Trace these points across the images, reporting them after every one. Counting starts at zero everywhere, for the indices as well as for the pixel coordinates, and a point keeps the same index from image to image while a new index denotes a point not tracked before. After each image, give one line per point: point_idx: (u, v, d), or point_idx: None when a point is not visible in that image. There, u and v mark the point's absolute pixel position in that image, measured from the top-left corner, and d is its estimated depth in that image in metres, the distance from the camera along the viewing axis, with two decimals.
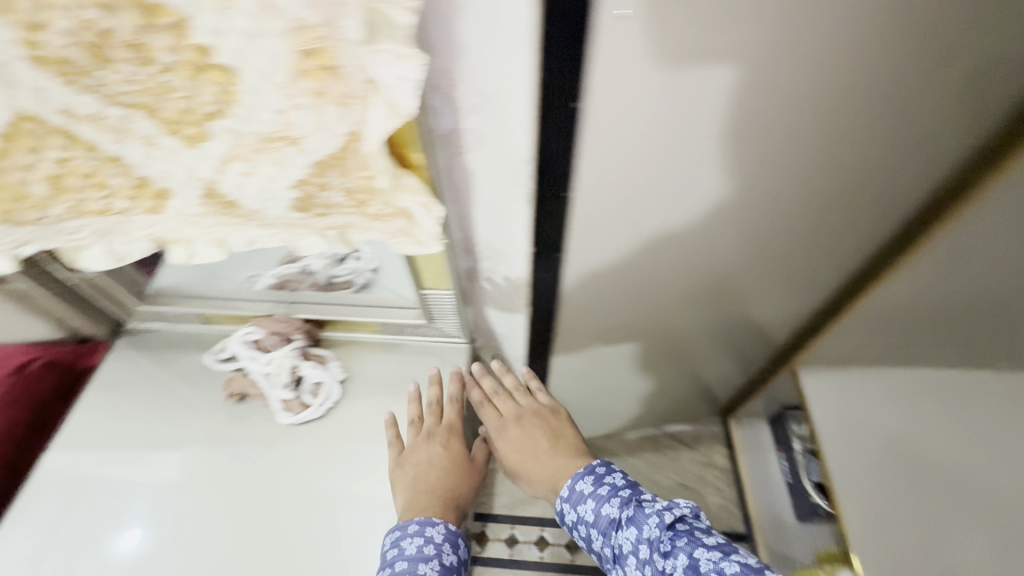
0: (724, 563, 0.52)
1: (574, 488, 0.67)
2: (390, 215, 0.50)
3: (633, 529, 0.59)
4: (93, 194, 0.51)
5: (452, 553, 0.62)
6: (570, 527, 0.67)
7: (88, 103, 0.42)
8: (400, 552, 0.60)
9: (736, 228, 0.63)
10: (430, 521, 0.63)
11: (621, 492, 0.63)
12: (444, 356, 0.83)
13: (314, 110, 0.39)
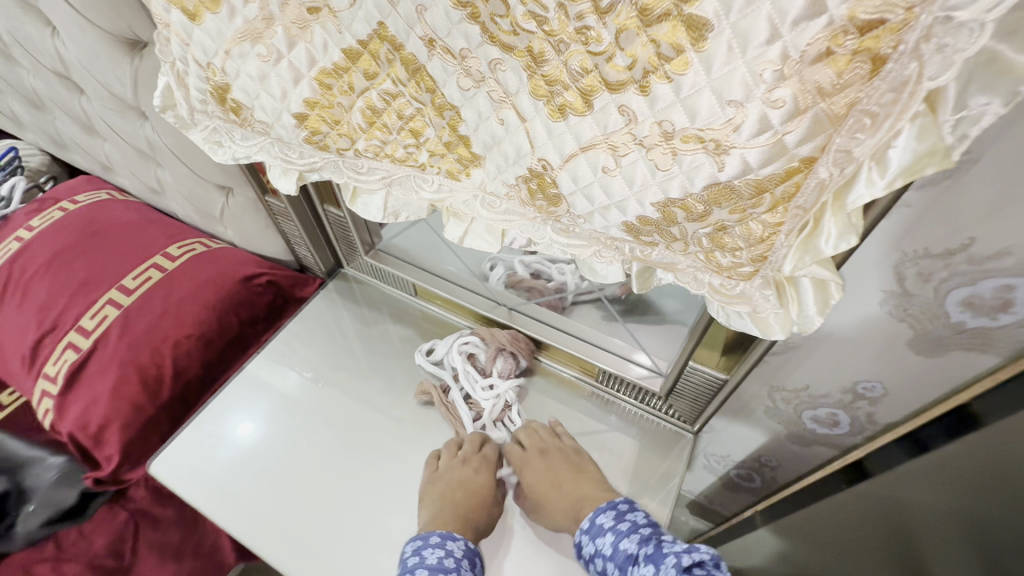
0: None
1: (595, 519, 0.53)
2: (744, 276, 0.36)
3: (649, 568, 0.45)
4: (403, 139, 0.44)
5: (469, 572, 0.52)
6: (587, 564, 0.53)
7: (468, 37, 0.34)
8: (419, 560, 0.51)
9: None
10: (451, 535, 0.54)
11: (640, 530, 0.50)
12: (654, 435, 0.66)
13: (785, 121, 0.26)
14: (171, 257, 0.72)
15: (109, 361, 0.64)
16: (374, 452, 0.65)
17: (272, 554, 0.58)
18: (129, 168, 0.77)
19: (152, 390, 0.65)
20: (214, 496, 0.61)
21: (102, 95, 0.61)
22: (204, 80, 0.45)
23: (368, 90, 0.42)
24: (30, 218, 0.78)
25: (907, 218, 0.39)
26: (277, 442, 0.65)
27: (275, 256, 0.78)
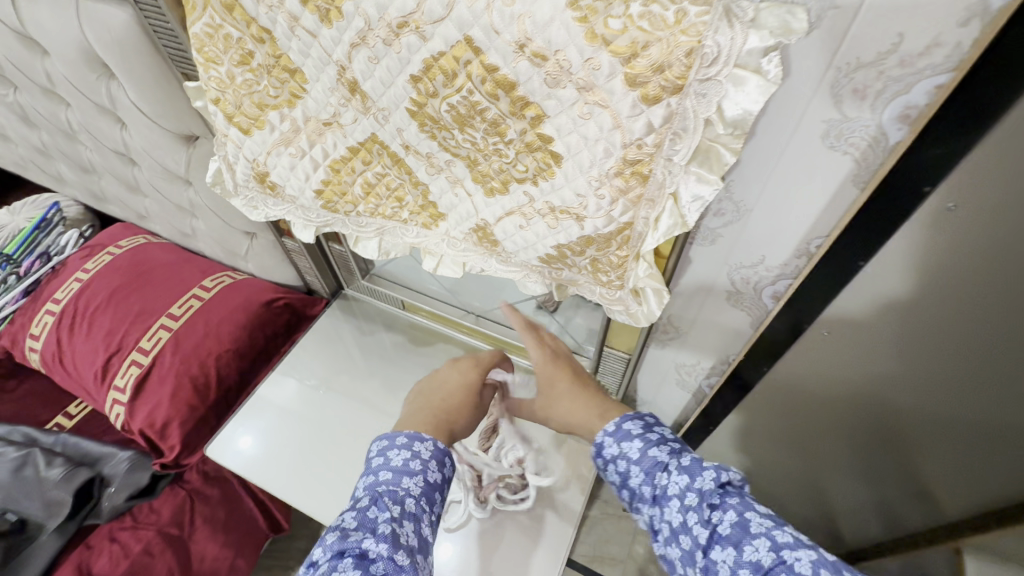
0: (790, 557, 0.44)
1: (622, 426, 0.62)
2: (617, 288, 0.56)
3: (684, 477, 0.53)
4: (390, 203, 0.64)
5: (436, 472, 0.58)
6: (607, 462, 0.62)
7: (430, 147, 0.54)
8: (386, 462, 0.57)
9: (866, 331, 0.57)
10: (420, 436, 0.60)
11: (667, 443, 0.58)
12: None
13: (610, 204, 0.46)
14: (206, 288, 0.91)
15: (167, 373, 0.83)
16: (377, 433, 0.84)
17: (310, 506, 0.77)
18: (165, 218, 0.95)
19: (201, 392, 0.84)
20: (254, 469, 0.80)
21: (156, 168, 0.79)
22: (250, 168, 0.64)
23: (366, 172, 0.61)
24: (84, 262, 0.96)
25: (723, 244, 0.60)
26: (297, 423, 0.85)
27: (288, 283, 0.97)
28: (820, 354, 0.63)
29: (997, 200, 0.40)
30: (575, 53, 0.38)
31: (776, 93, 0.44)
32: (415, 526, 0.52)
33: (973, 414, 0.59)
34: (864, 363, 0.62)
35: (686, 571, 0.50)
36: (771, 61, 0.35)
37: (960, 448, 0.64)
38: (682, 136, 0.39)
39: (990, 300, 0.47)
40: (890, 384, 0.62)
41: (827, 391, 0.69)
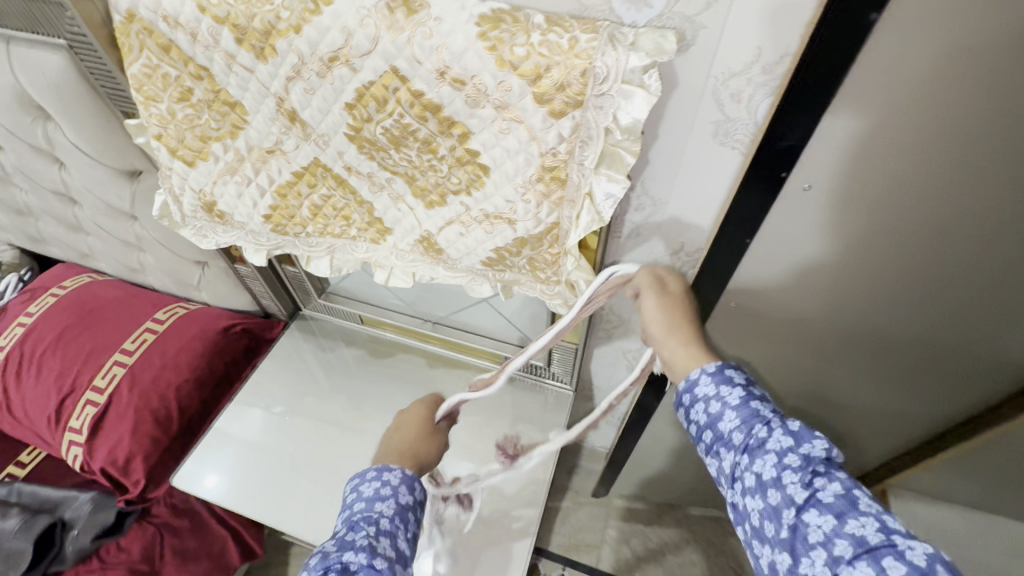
0: (902, 543, 0.38)
1: (726, 371, 0.53)
2: (554, 283, 0.62)
3: (788, 439, 0.46)
4: (338, 222, 0.68)
5: (407, 495, 0.59)
6: (694, 401, 0.53)
7: (371, 167, 0.58)
8: (358, 493, 0.59)
9: (790, 279, 0.57)
10: (388, 467, 0.61)
11: (771, 403, 0.50)
12: None
13: (536, 207, 0.52)
14: (160, 321, 0.91)
15: (126, 409, 0.83)
16: (346, 445, 0.87)
17: (285, 523, 0.79)
18: (110, 254, 0.95)
19: (163, 425, 0.84)
20: (226, 495, 0.82)
21: (98, 206, 0.80)
22: (196, 199, 0.66)
23: (312, 194, 0.65)
24: (27, 306, 0.94)
25: (646, 235, 0.67)
26: (265, 445, 0.86)
27: (244, 309, 0.98)
28: (751, 310, 0.63)
29: (844, 176, 0.45)
30: (488, 77, 0.44)
31: (669, 96, 0.51)
32: (391, 542, 0.54)
33: (902, 346, 0.59)
34: (793, 315, 0.61)
35: (764, 526, 0.44)
36: (651, 77, 0.41)
37: (894, 379, 0.65)
38: (589, 143, 0.45)
39: (882, 253, 0.49)
40: (821, 332, 0.62)
41: (764, 348, 0.68)
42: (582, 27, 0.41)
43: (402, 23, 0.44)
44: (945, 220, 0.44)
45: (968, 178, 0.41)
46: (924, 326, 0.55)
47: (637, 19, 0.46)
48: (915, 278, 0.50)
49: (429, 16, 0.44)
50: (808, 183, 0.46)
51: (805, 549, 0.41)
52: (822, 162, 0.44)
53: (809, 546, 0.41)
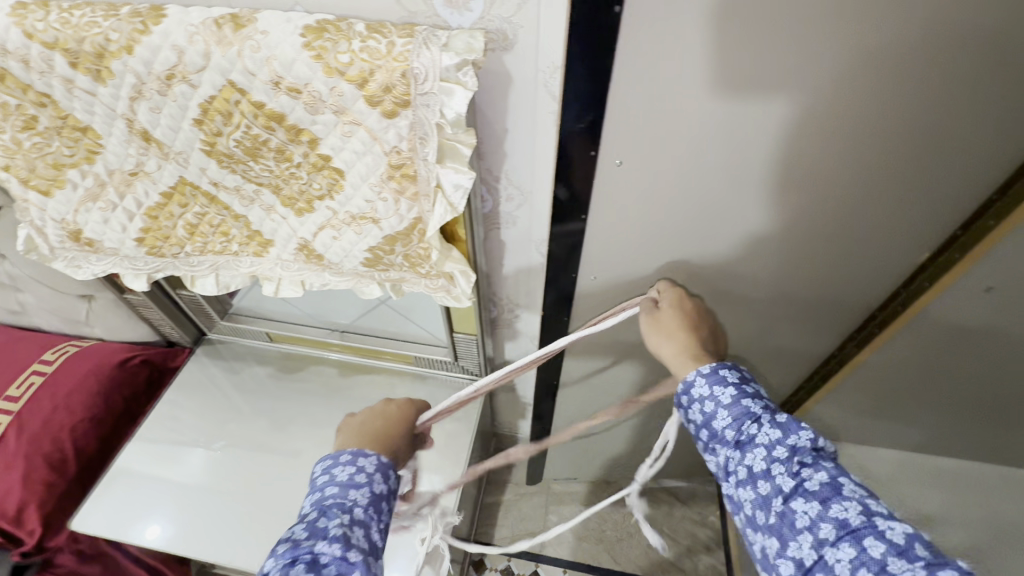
0: (882, 523, 0.42)
1: (717, 371, 0.57)
2: (433, 276, 0.65)
3: (776, 431, 0.50)
4: (218, 239, 0.68)
5: (382, 482, 0.59)
6: (691, 401, 0.58)
7: (236, 180, 0.59)
8: (330, 478, 0.57)
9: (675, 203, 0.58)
10: (362, 452, 0.61)
11: (763, 399, 0.54)
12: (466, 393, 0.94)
13: (395, 204, 0.55)
14: (48, 361, 0.87)
15: (14, 457, 0.79)
16: (265, 463, 0.87)
17: (205, 551, 0.79)
18: None
19: (59, 469, 0.82)
20: (142, 534, 0.80)
21: None
22: (61, 229, 0.65)
23: (185, 214, 0.65)
24: None
25: (521, 224, 0.71)
26: (177, 478, 0.85)
27: (143, 340, 0.96)
28: (647, 241, 0.64)
29: (643, 150, 0.53)
30: (320, 84, 0.46)
31: (508, 91, 0.55)
32: (363, 532, 0.52)
33: (790, 249, 0.62)
34: (683, 241, 0.63)
35: (756, 514, 0.49)
36: (466, 74, 0.45)
37: (786, 292, 0.68)
38: (427, 140, 0.49)
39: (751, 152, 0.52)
40: (712, 254, 0.64)
41: (666, 282, 0.70)
42: (399, 32, 0.45)
43: (230, 38, 0.46)
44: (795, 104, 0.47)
45: (781, 81, 0.45)
46: (812, 222, 0.58)
47: (461, 23, 0.50)
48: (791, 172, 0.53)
49: (255, 31, 0.46)
50: (617, 159, 0.54)
51: (792, 532, 0.45)
52: (622, 140, 0.52)
53: (796, 531, 0.45)
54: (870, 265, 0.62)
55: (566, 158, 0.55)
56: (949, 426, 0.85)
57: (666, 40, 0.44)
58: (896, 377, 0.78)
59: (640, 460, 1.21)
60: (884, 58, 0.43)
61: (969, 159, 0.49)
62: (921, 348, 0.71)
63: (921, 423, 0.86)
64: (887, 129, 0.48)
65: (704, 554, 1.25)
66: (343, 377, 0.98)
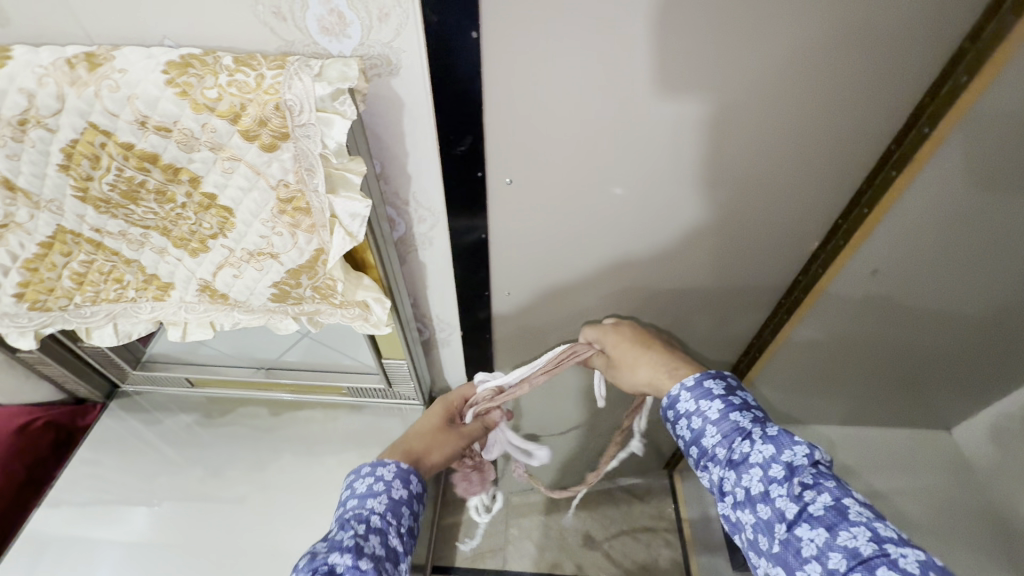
0: (893, 551, 0.42)
1: (702, 383, 0.58)
2: (348, 305, 0.63)
3: (770, 447, 0.51)
4: (110, 286, 0.63)
5: (401, 488, 0.61)
6: (679, 416, 0.58)
7: (119, 225, 0.55)
8: (352, 490, 0.60)
9: (587, 214, 0.59)
10: (381, 462, 0.64)
11: (750, 410, 0.55)
12: (404, 416, 0.92)
13: (294, 237, 0.53)
14: None
15: None
16: (193, 516, 0.82)
17: None
18: None
19: None
20: None
21: None
22: None
23: (69, 263, 0.60)
24: None
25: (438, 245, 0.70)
26: (93, 543, 0.79)
27: (47, 399, 0.88)
28: (566, 254, 0.65)
29: (532, 167, 0.53)
30: (190, 122, 0.44)
31: (402, 114, 0.53)
32: (382, 539, 0.55)
33: (703, 247, 0.64)
34: (599, 250, 0.64)
35: (758, 538, 0.49)
36: (344, 103, 0.44)
37: (702, 288, 0.71)
38: (314, 170, 0.47)
39: (649, 155, 0.53)
40: (629, 258, 0.66)
41: (593, 290, 0.71)
42: (269, 64, 0.43)
43: (85, 78, 0.43)
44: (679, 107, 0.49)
45: (658, 90, 0.47)
46: (714, 219, 0.61)
47: (341, 50, 0.49)
48: (688, 171, 0.55)
49: (112, 70, 0.43)
50: (507, 176, 0.54)
51: (799, 562, 0.46)
52: (509, 158, 0.52)
53: (803, 560, 0.46)
54: (767, 255, 0.66)
55: (461, 180, 0.54)
56: (867, 398, 0.90)
57: (535, 58, 0.45)
58: (815, 359, 0.82)
59: (594, 463, 1.22)
60: (738, 61, 0.46)
61: (832, 147, 0.53)
62: (833, 331, 0.75)
63: (844, 400, 0.91)
64: (755, 126, 0.51)
65: (664, 548, 1.27)
66: (274, 417, 0.94)
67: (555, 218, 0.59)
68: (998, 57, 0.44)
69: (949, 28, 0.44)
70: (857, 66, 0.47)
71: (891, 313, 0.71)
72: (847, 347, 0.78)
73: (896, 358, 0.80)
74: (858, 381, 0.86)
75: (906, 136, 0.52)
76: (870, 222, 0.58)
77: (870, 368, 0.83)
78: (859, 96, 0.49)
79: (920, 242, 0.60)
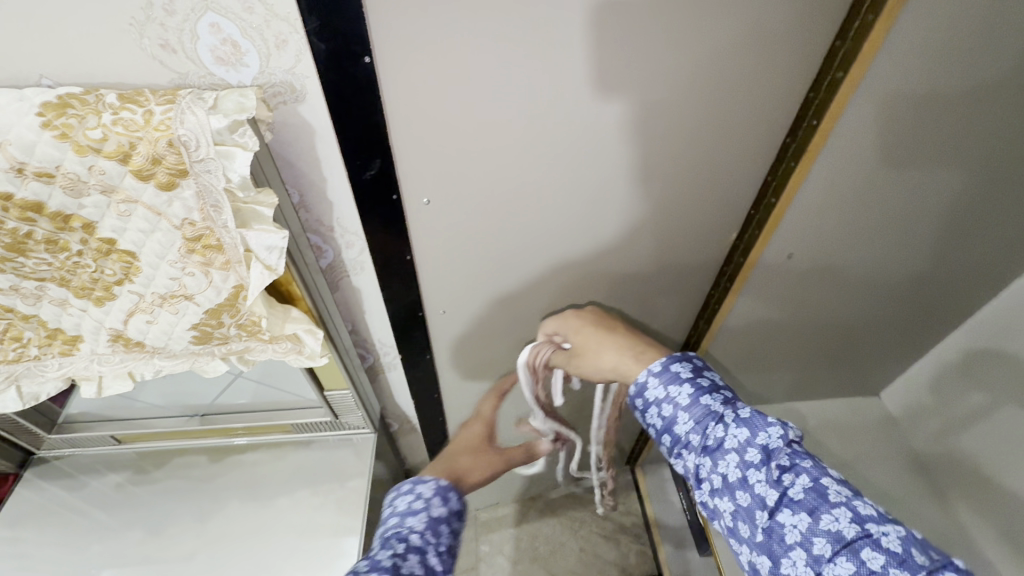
0: (876, 530, 0.44)
1: (669, 367, 0.58)
2: (278, 340, 0.61)
3: (743, 430, 0.51)
4: (9, 345, 0.57)
5: (440, 506, 0.55)
6: (648, 404, 0.58)
7: (8, 279, 0.50)
8: (391, 508, 0.54)
9: (511, 225, 0.59)
10: (420, 477, 0.57)
11: (719, 392, 0.55)
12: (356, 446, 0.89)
13: (208, 276, 0.50)
14: None
15: None
16: None
17: None
18: None
19: None
20: None
21: None
22: None
23: None
24: None
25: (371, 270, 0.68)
26: None
27: None
28: (497, 267, 0.65)
29: (448, 185, 0.53)
30: (74, 165, 0.41)
31: (316, 141, 0.52)
32: (419, 558, 0.50)
33: (629, 246, 0.66)
34: (530, 259, 0.65)
35: (738, 526, 0.50)
36: (243, 135, 0.42)
37: (636, 284, 0.73)
38: (221, 206, 0.45)
39: (560, 164, 0.54)
40: (559, 264, 0.67)
41: (530, 300, 0.71)
42: (158, 99, 0.41)
43: None
44: (582, 115, 0.50)
45: (558, 101, 0.49)
46: (634, 218, 0.63)
47: (241, 79, 0.47)
48: (603, 175, 0.57)
49: None
50: (423, 198, 0.54)
51: (783, 549, 0.47)
52: (423, 179, 0.52)
53: (787, 547, 0.47)
54: (690, 248, 0.69)
55: (376, 207, 0.53)
56: (806, 374, 0.95)
57: (434, 78, 0.44)
58: (754, 344, 0.85)
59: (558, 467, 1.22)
60: (632, 70, 0.48)
61: (732, 143, 0.56)
62: (766, 315, 0.79)
63: (785, 379, 0.96)
64: (660, 130, 0.53)
65: (635, 543, 1.29)
66: (214, 464, 0.88)
67: (480, 232, 0.59)
68: (865, 52, 0.47)
69: (817, 29, 0.48)
70: (744, 66, 0.49)
71: (813, 291, 0.75)
72: (780, 328, 0.82)
73: (826, 332, 0.84)
74: (795, 358, 0.90)
75: (798, 129, 0.55)
76: (777, 212, 0.62)
77: (805, 344, 0.87)
78: (751, 96, 0.52)
79: (824, 226, 0.64)
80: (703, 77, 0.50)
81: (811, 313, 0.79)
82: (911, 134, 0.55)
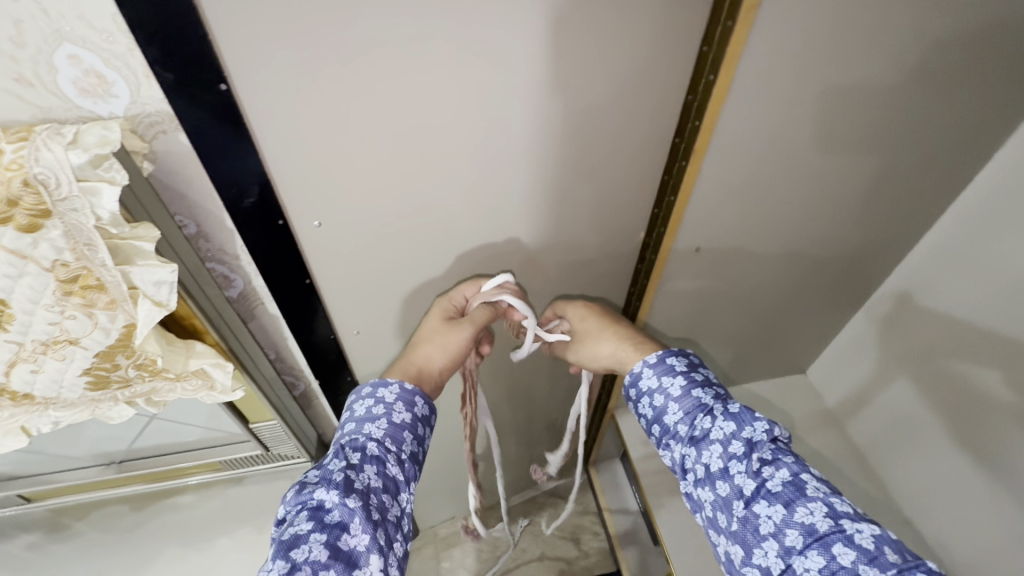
0: (850, 528, 0.45)
1: (664, 360, 0.60)
2: (183, 377, 0.58)
3: (730, 423, 0.54)
4: None
5: (404, 412, 0.57)
6: (640, 394, 0.61)
7: None
8: (351, 412, 0.57)
9: (416, 239, 0.60)
10: (384, 382, 0.58)
11: (711, 387, 0.58)
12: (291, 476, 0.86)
13: (90, 317, 0.48)
14: None
15: None
16: None
17: None
18: None
19: None
20: None
21: None
22: None
23: None
24: None
25: None
26: None
27: None
28: (409, 281, 0.65)
29: (341, 205, 0.53)
30: None
31: (201, 166, 0.49)
32: (377, 468, 0.52)
33: (539, 249, 0.68)
34: (442, 269, 0.65)
35: (717, 517, 0.53)
36: (109, 169, 0.40)
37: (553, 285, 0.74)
38: (94, 244, 0.43)
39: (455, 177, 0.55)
40: (473, 272, 0.67)
41: None
42: (9, 136, 0.39)
43: None
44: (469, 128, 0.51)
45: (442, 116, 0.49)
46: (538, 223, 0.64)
47: (111, 109, 0.44)
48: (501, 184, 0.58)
49: None
50: (315, 220, 0.53)
51: (757, 539, 0.49)
52: (315, 200, 0.52)
53: (761, 538, 0.49)
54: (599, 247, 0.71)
55: (261, 233, 0.52)
56: (732, 357, 0.99)
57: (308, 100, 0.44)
58: (678, 333, 0.88)
59: (511, 473, 1.22)
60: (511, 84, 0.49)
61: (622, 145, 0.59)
62: (684, 305, 0.82)
63: (714, 363, 1.00)
64: (550, 137, 0.55)
65: (594, 540, 1.30)
66: (138, 512, 0.83)
67: (385, 247, 0.59)
68: (729, 55, 0.50)
69: (680, 35, 0.50)
70: (620, 74, 0.52)
71: (722, 279, 0.78)
72: (699, 316, 0.85)
73: (743, 316, 0.88)
74: (719, 342, 0.94)
75: (685, 129, 0.58)
76: (677, 209, 0.65)
77: (726, 329, 0.91)
78: (632, 99, 0.54)
79: (722, 218, 0.67)
80: (581, 86, 0.51)
81: (724, 299, 0.83)
82: (786, 128, 0.58)
